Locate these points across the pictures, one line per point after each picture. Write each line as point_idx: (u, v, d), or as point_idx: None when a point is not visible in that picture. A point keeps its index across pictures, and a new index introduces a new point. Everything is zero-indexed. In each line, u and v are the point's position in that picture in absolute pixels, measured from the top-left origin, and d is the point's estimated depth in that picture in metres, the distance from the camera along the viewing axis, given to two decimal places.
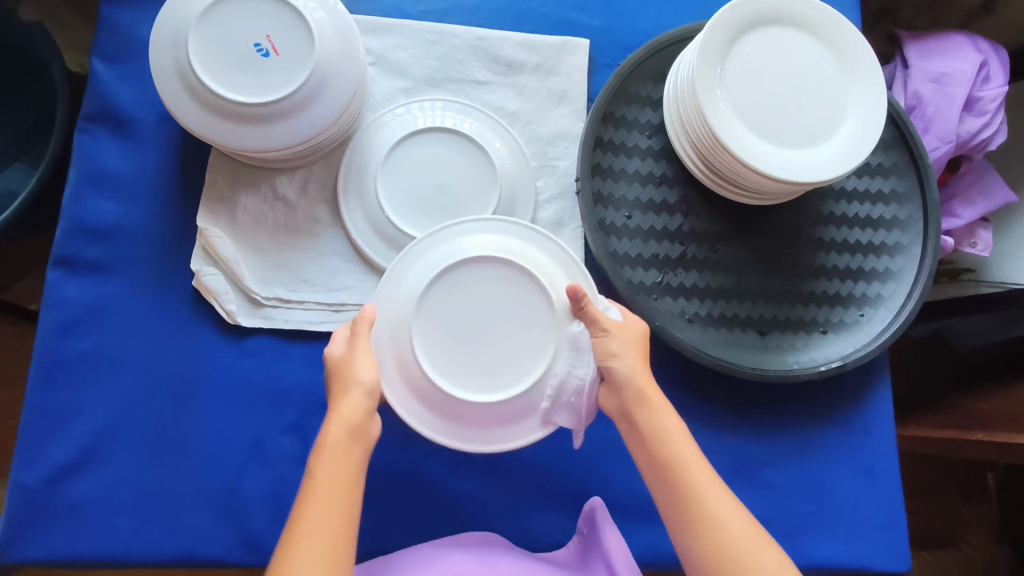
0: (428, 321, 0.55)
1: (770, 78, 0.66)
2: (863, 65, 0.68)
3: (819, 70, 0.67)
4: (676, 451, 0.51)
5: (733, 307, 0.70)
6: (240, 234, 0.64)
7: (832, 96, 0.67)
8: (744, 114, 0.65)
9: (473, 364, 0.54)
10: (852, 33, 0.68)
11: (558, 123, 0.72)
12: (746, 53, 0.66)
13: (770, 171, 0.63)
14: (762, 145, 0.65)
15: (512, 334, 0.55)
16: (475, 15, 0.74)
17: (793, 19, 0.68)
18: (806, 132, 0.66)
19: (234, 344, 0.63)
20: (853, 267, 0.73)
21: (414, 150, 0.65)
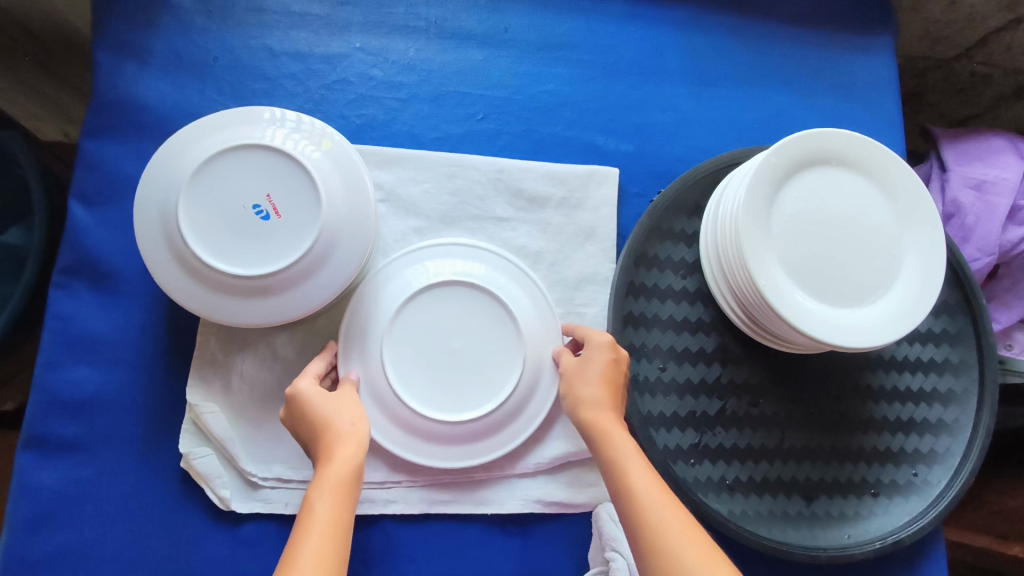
0: (400, 353, 0.58)
1: (818, 225, 0.61)
2: (917, 208, 0.62)
3: (870, 212, 0.62)
4: (626, 470, 0.49)
5: (777, 469, 0.64)
6: (237, 405, 0.57)
7: (887, 242, 0.61)
8: (790, 265, 0.59)
9: (456, 384, 0.58)
10: (905, 173, 0.63)
11: (585, 264, 0.66)
12: (791, 197, 0.61)
13: (824, 334, 0.57)
14: (811, 302, 0.59)
15: (478, 359, 0.59)
16: (494, 141, 0.68)
17: (840, 157, 0.63)
18: (861, 286, 0.60)
19: (228, 532, 0.56)
20: (904, 418, 0.67)
21: (430, 304, 0.59)
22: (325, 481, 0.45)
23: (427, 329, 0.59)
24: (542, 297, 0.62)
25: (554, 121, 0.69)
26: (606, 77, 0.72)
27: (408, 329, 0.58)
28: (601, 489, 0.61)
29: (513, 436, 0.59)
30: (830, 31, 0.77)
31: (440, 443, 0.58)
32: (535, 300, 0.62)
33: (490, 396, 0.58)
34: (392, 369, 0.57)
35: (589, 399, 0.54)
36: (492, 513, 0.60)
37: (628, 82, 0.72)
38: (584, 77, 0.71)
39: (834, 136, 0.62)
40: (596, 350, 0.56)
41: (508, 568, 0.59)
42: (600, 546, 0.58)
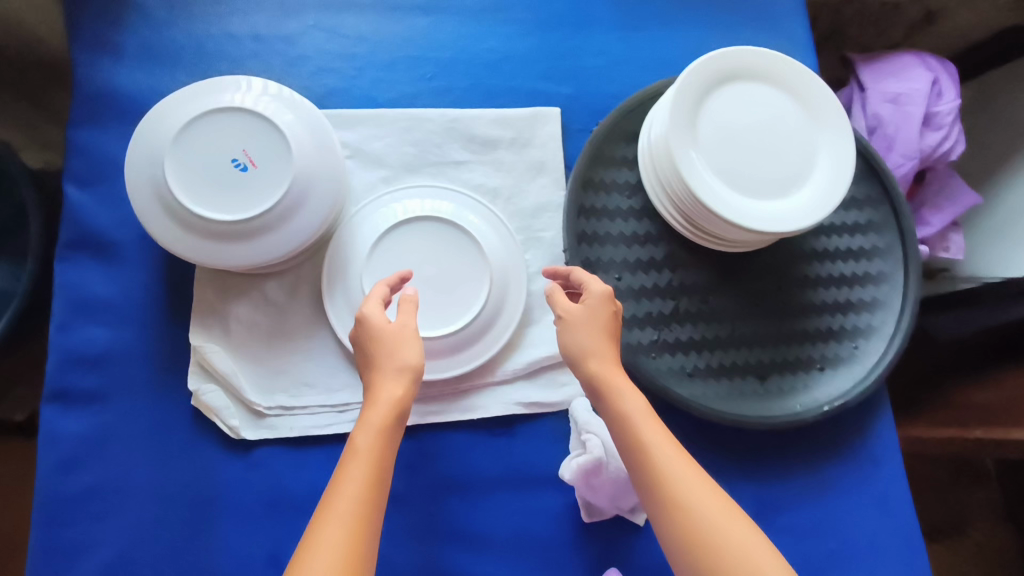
0: (379, 283, 0.65)
1: (739, 131, 0.68)
2: (826, 109, 0.70)
3: (784, 117, 0.70)
4: (637, 429, 0.54)
5: (731, 355, 0.71)
6: (238, 345, 0.64)
7: (802, 141, 0.69)
8: (718, 168, 0.66)
9: (436, 305, 0.65)
10: (812, 80, 0.70)
11: (539, 194, 0.73)
12: (713, 109, 0.68)
13: (753, 223, 0.65)
14: (740, 198, 0.66)
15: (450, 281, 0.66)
16: (445, 96, 0.75)
17: (753, 71, 0.70)
18: (783, 180, 0.67)
19: (242, 458, 0.62)
20: (841, 300, 0.74)
21: (401, 238, 0.66)
22: (369, 424, 0.51)
23: (399, 258, 0.66)
24: (502, 224, 0.70)
25: (498, 72, 0.76)
26: (541, 31, 0.79)
27: (382, 259, 0.65)
28: (574, 388, 0.67)
29: (489, 346, 0.66)
30: None
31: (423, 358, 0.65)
32: (496, 228, 0.69)
33: (463, 312, 0.65)
34: (372, 297, 0.64)
35: (595, 348, 0.57)
36: (478, 419, 0.66)
37: (562, 33, 0.79)
38: (521, 33, 0.78)
39: (745, 52, 0.69)
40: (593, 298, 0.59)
41: (498, 466, 0.66)
42: (577, 435, 0.64)
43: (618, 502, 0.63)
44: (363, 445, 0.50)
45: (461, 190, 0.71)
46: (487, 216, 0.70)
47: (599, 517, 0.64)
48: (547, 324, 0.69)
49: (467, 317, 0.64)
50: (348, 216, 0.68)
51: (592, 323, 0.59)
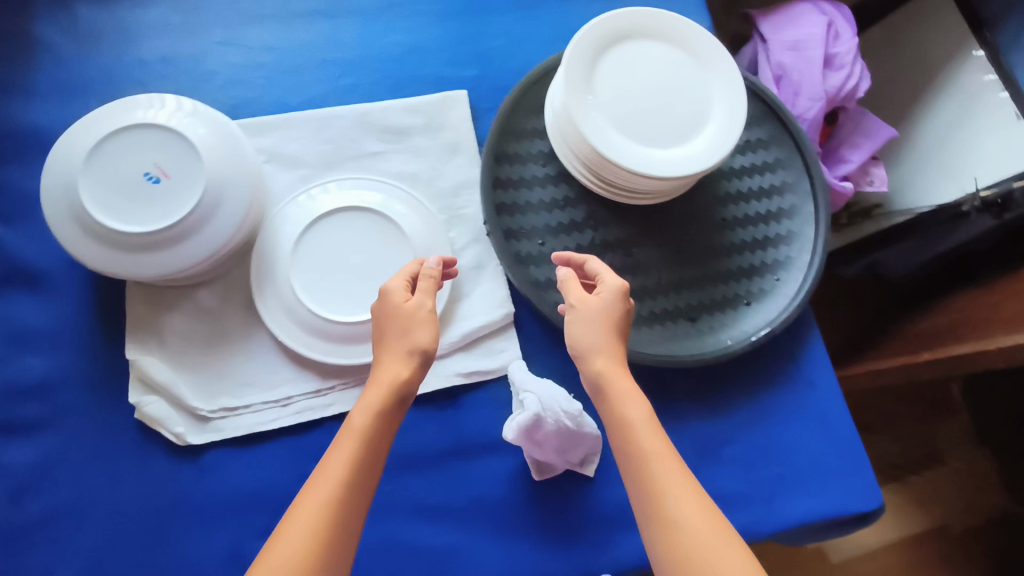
0: (306, 276, 0.66)
1: (635, 87, 0.71)
2: (714, 57, 0.73)
3: (676, 68, 0.73)
4: (641, 444, 0.51)
5: (660, 302, 0.73)
6: (177, 355, 0.65)
7: (696, 88, 0.73)
8: (618, 123, 0.69)
9: (365, 291, 0.66)
10: (698, 32, 0.74)
11: (456, 174, 0.75)
12: (607, 69, 0.71)
13: (659, 171, 0.68)
14: (642, 149, 0.69)
15: (376, 267, 0.68)
16: (355, 93, 0.78)
17: (640, 29, 0.73)
18: (682, 128, 0.70)
19: (192, 463, 0.64)
20: (759, 237, 0.77)
21: (325, 231, 0.68)
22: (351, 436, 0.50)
23: (324, 251, 0.67)
24: (422, 205, 0.72)
25: (404, 64, 0.79)
26: (442, 20, 0.82)
27: (308, 254, 0.67)
28: (510, 353, 0.70)
29: None
30: None
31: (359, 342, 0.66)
32: (417, 210, 0.72)
33: None
34: (301, 290, 0.65)
35: (597, 344, 0.56)
36: (422, 395, 0.68)
37: (463, 21, 0.82)
38: (424, 25, 0.81)
39: (630, 12, 0.73)
40: (609, 292, 0.59)
41: (447, 437, 0.68)
42: (517, 398, 0.66)
43: (567, 456, 0.65)
44: (344, 452, 0.49)
45: (380, 178, 0.73)
46: (407, 200, 0.72)
47: (550, 473, 0.66)
48: (480, 294, 0.71)
49: None
50: (270, 217, 0.69)
51: (600, 320, 0.57)
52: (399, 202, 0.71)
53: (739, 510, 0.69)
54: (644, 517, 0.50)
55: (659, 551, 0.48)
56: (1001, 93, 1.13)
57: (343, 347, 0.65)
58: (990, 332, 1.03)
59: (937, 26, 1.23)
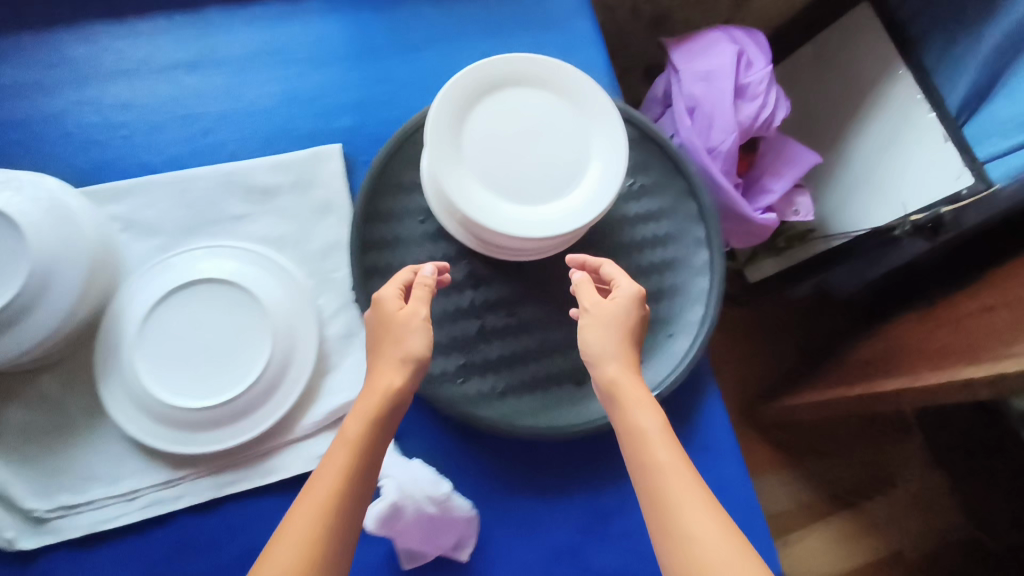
0: (152, 359, 0.62)
1: (508, 142, 0.67)
2: (595, 102, 0.69)
3: (554, 118, 0.69)
4: (655, 454, 0.49)
5: (543, 366, 0.69)
6: (13, 449, 0.61)
7: (574, 140, 0.69)
8: (488, 181, 0.65)
9: (217, 372, 0.62)
10: (578, 76, 0.69)
11: (327, 235, 0.71)
12: (479, 121, 0.67)
13: (532, 232, 0.64)
14: (512, 208, 0.65)
15: (231, 343, 0.63)
16: (221, 150, 0.73)
17: (514, 77, 0.69)
18: (558, 182, 0.67)
19: (28, 568, 0.60)
20: (651, 290, 0.73)
21: (174, 307, 0.63)
22: (341, 440, 0.49)
23: (170, 331, 0.63)
24: (283, 272, 0.68)
25: (275, 116, 0.75)
26: (319, 68, 0.77)
27: (155, 333, 0.62)
28: None
29: (283, 401, 0.64)
30: None
31: (212, 427, 0.62)
32: (278, 277, 0.68)
33: (246, 371, 0.63)
34: (146, 377, 0.61)
35: (616, 351, 0.55)
36: (282, 481, 0.64)
37: (340, 67, 0.78)
38: (300, 73, 0.77)
39: (502, 60, 0.68)
40: (627, 294, 0.58)
41: None
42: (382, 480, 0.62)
43: (437, 542, 0.62)
44: (337, 453, 0.48)
45: (239, 244, 0.69)
46: (268, 266, 0.68)
47: (420, 561, 0.62)
48: (349, 367, 0.68)
49: (249, 377, 0.62)
50: (117, 293, 0.65)
51: (620, 327, 0.56)
52: (259, 269, 0.67)
53: None
54: (654, 529, 0.47)
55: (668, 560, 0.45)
56: (929, 114, 1.08)
57: (193, 435, 0.62)
58: (919, 369, 0.99)
59: (867, 44, 1.19)
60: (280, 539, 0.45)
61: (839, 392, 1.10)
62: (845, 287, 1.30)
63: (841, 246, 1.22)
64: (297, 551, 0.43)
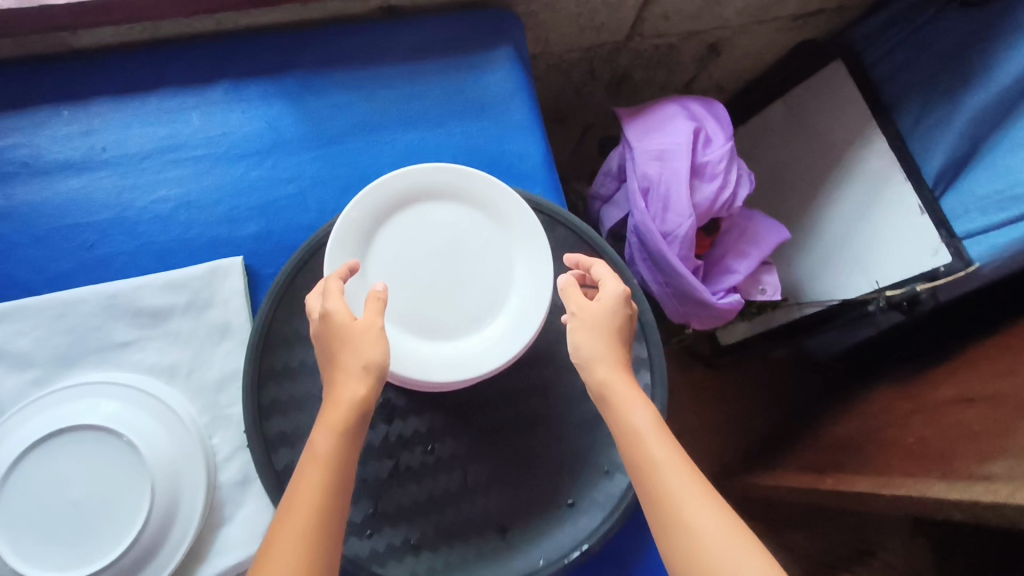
0: (13, 525, 0.54)
1: (420, 266, 0.61)
2: (519, 219, 0.62)
3: (472, 237, 0.63)
4: (651, 450, 0.48)
5: (463, 511, 0.62)
6: None
7: (493, 264, 0.63)
8: (396, 315, 0.59)
9: (88, 538, 0.55)
10: (500, 188, 0.62)
11: (224, 363, 0.64)
12: (388, 244, 0.61)
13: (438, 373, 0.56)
14: (423, 345, 0.59)
15: (105, 501, 0.55)
16: (110, 265, 0.66)
17: (430, 192, 0.63)
18: (474, 313, 0.62)
19: None
20: (587, 418, 0.66)
21: (40, 461, 0.56)
22: (315, 453, 0.47)
23: (30, 497, 0.55)
24: (171, 412, 0.60)
25: (172, 226, 0.68)
26: (221, 166, 0.71)
27: (17, 492, 0.55)
28: None
29: (164, 566, 0.57)
30: (443, 59, 0.78)
31: None
32: (164, 418, 0.60)
33: (121, 537, 0.55)
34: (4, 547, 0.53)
35: (607, 356, 0.53)
36: None
37: (245, 165, 0.71)
38: (199, 172, 0.70)
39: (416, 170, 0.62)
40: (608, 293, 0.56)
41: None
42: None
43: None
44: (310, 470, 0.46)
45: (124, 379, 0.61)
46: (154, 406, 0.60)
47: None
48: (243, 518, 0.61)
49: (123, 545, 0.54)
50: None
51: (608, 330, 0.54)
52: (142, 410, 0.59)
53: None
54: (657, 527, 0.47)
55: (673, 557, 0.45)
56: (905, 184, 1.00)
57: None
58: (889, 468, 0.93)
59: (835, 105, 1.13)
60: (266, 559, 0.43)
61: (809, 481, 1.03)
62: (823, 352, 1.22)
63: (817, 314, 1.14)
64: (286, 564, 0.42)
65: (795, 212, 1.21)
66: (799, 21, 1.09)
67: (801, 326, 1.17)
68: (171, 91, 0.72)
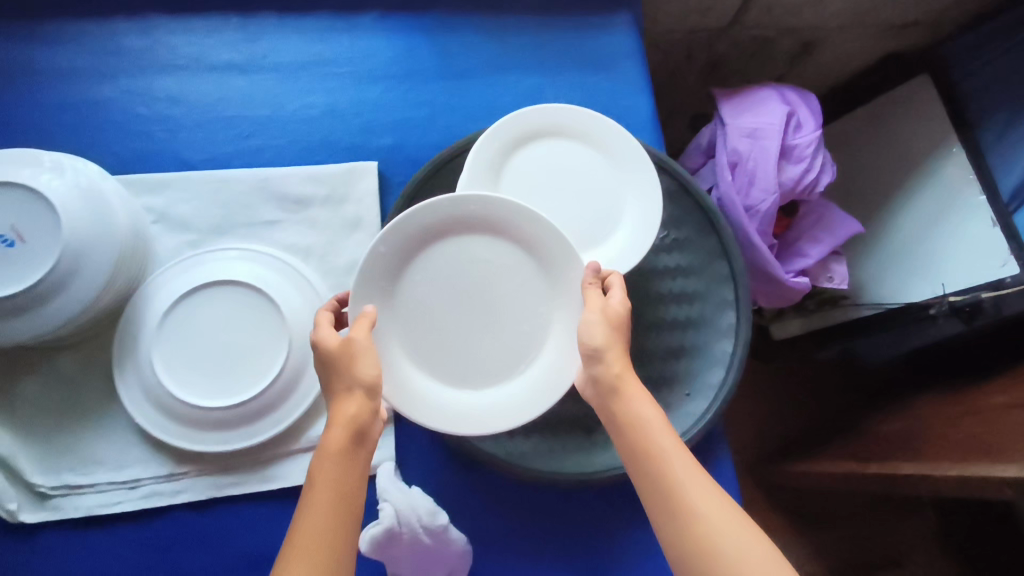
0: (171, 356, 0.63)
1: (451, 296, 0.62)
2: (558, 261, 0.61)
3: (514, 272, 0.62)
4: (656, 438, 0.50)
5: (554, 409, 0.69)
6: (24, 424, 0.62)
7: (526, 303, 0.63)
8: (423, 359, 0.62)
9: (231, 375, 0.63)
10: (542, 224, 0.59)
11: (353, 252, 0.71)
12: (417, 283, 0.62)
13: (458, 426, 0.59)
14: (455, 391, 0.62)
15: (248, 348, 0.64)
16: (261, 155, 0.74)
17: (462, 223, 0.61)
18: (510, 354, 0.63)
19: (27, 541, 0.62)
20: (675, 346, 0.73)
21: (195, 307, 0.64)
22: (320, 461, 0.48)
23: (189, 330, 0.64)
24: (305, 282, 0.68)
25: (317, 129, 0.76)
26: (362, 84, 0.78)
27: (175, 328, 0.63)
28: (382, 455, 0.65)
29: (293, 410, 0.64)
30: (568, 15, 0.85)
31: (221, 427, 0.63)
32: (300, 286, 0.68)
33: (260, 377, 0.63)
34: (163, 373, 0.62)
35: (611, 352, 0.54)
36: (279, 489, 0.65)
37: (385, 86, 0.78)
38: (343, 86, 0.78)
39: (447, 202, 0.59)
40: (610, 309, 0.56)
41: None
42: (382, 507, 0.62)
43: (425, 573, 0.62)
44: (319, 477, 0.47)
45: (270, 250, 0.69)
46: (292, 277, 0.68)
47: None
48: None
49: (263, 383, 0.62)
50: (144, 285, 0.66)
51: (607, 327, 0.55)
52: (283, 278, 0.67)
53: None
54: (657, 515, 0.49)
55: (679, 547, 0.47)
56: (979, 196, 1.04)
57: (201, 433, 0.62)
58: (939, 456, 0.96)
59: (918, 115, 1.17)
60: (300, 526, 0.46)
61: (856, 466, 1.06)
62: (873, 358, 1.20)
63: (873, 316, 1.16)
64: (318, 549, 0.45)
65: (865, 214, 1.26)
66: (890, 31, 1.15)
67: (867, 326, 1.17)
68: (327, 12, 0.80)
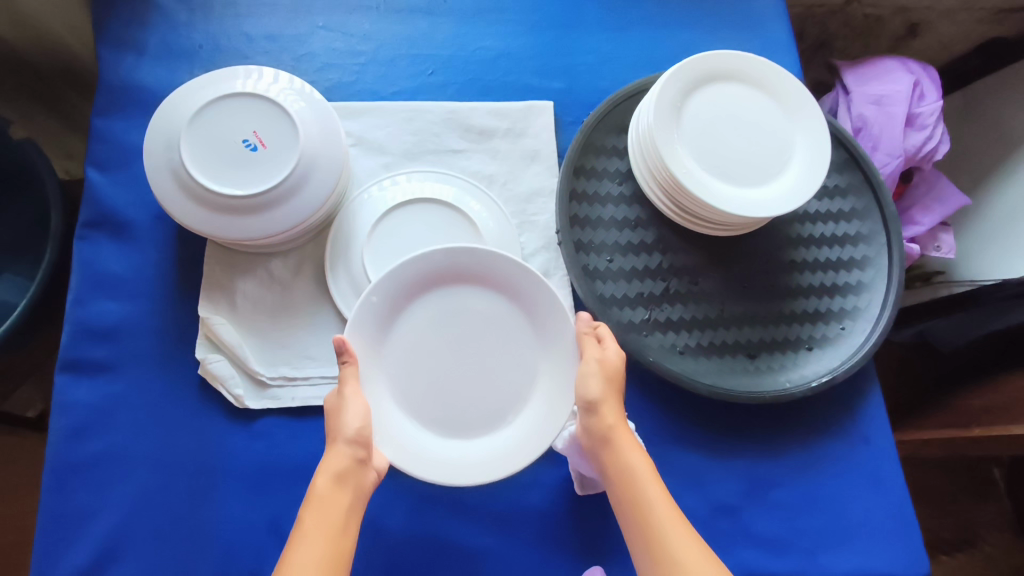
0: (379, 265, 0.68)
1: (420, 349, 0.63)
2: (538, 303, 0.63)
3: (499, 315, 0.64)
4: (647, 488, 0.55)
5: (720, 334, 0.73)
6: (244, 320, 0.68)
7: (449, 359, 0.63)
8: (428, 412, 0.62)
9: None
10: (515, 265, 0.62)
11: (533, 181, 0.76)
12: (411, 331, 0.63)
13: (459, 474, 0.58)
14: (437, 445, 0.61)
15: None
16: (444, 91, 0.79)
17: (452, 271, 0.64)
18: (439, 409, 0.62)
19: (244, 427, 0.66)
20: (827, 284, 0.76)
21: (398, 221, 0.69)
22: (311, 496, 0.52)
23: (394, 240, 0.68)
24: (492, 204, 0.73)
25: (495, 69, 0.81)
26: (535, 31, 0.83)
27: (381, 239, 0.68)
28: None
29: None
30: None
31: None
32: (488, 208, 0.72)
33: None
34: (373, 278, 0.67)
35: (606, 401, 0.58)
36: None
37: (555, 33, 0.83)
38: (518, 32, 0.83)
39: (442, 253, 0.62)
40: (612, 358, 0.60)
41: None
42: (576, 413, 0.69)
43: None
44: (317, 509, 0.52)
45: (458, 174, 0.74)
46: (481, 199, 0.73)
47: (592, 490, 0.68)
48: None
49: None
50: (347, 200, 0.71)
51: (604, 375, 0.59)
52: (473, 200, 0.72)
53: (780, 553, 0.70)
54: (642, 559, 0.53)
55: None
56: None
57: None
58: None
59: None
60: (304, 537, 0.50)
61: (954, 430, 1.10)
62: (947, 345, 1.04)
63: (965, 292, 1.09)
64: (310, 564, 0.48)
65: None
66: (999, 15, 1.19)
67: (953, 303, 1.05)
68: None
